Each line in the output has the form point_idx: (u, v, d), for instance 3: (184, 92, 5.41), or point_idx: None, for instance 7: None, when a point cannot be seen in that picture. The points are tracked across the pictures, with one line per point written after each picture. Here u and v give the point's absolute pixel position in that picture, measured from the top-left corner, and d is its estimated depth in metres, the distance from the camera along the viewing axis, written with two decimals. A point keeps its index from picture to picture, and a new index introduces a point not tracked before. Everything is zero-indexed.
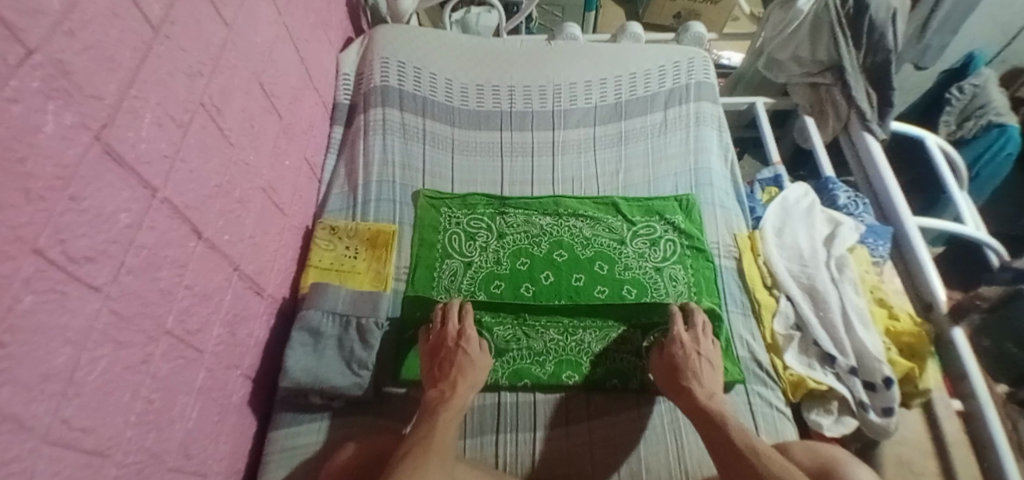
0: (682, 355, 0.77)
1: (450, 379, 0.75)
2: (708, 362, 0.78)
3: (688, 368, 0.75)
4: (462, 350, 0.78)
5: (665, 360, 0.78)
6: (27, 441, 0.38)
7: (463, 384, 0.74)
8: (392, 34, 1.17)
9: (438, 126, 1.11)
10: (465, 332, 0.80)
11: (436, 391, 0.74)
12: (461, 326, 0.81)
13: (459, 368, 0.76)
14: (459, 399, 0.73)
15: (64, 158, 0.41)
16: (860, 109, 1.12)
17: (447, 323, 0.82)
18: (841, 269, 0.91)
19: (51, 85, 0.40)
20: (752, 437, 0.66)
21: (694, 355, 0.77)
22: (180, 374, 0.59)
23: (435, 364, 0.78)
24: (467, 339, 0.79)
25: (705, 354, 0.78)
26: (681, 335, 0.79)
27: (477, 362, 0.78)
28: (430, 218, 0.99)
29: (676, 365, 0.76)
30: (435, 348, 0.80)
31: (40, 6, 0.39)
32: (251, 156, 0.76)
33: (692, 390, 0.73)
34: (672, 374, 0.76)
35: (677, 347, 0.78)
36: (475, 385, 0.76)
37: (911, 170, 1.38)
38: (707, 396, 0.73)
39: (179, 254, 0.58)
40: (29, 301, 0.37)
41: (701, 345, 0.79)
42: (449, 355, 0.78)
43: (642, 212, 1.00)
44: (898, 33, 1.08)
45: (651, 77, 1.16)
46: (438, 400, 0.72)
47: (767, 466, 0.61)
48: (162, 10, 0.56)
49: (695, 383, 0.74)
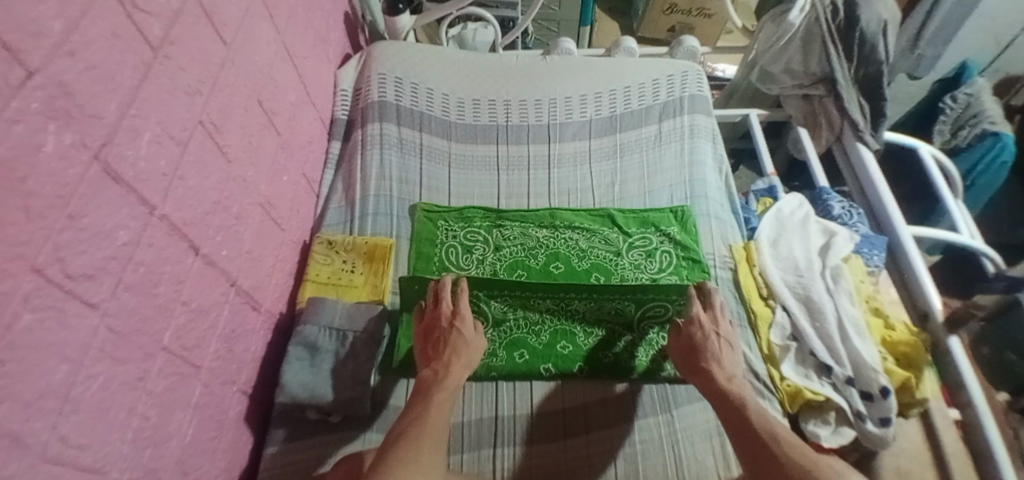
0: (702, 336, 0.77)
1: (444, 359, 0.75)
2: (727, 343, 0.78)
3: (707, 350, 0.76)
4: (460, 332, 0.77)
5: (683, 341, 0.78)
6: (23, 459, 0.38)
7: (456, 364, 0.74)
8: (390, 50, 1.19)
9: (435, 141, 1.13)
10: (459, 312, 0.79)
11: (429, 370, 0.74)
12: (455, 307, 0.80)
13: (453, 348, 0.76)
14: (453, 380, 0.72)
15: (64, 177, 0.42)
16: (853, 120, 1.14)
17: (440, 304, 0.80)
18: (835, 279, 0.91)
19: (51, 105, 0.41)
20: (770, 420, 0.67)
21: (713, 337, 0.77)
22: (177, 389, 0.59)
23: (429, 345, 0.78)
24: (462, 321, 0.78)
25: (724, 334, 0.78)
26: (700, 317, 0.79)
27: (470, 342, 0.77)
28: (427, 232, 0.99)
29: (696, 346, 0.76)
30: (429, 328, 0.79)
31: (42, 29, 0.40)
32: (249, 172, 0.78)
33: (711, 372, 0.74)
34: (690, 355, 0.76)
35: (697, 328, 0.78)
36: (469, 366, 0.76)
37: (905, 181, 1.39)
38: (726, 378, 0.73)
39: (177, 270, 0.59)
40: (27, 318, 0.38)
41: (719, 326, 0.79)
42: (448, 336, 0.77)
43: (637, 223, 1.01)
44: (889, 45, 1.10)
45: (646, 90, 1.17)
46: (432, 380, 0.72)
47: (786, 450, 0.62)
48: (162, 31, 0.57)
49: (715, 364, 0.74)
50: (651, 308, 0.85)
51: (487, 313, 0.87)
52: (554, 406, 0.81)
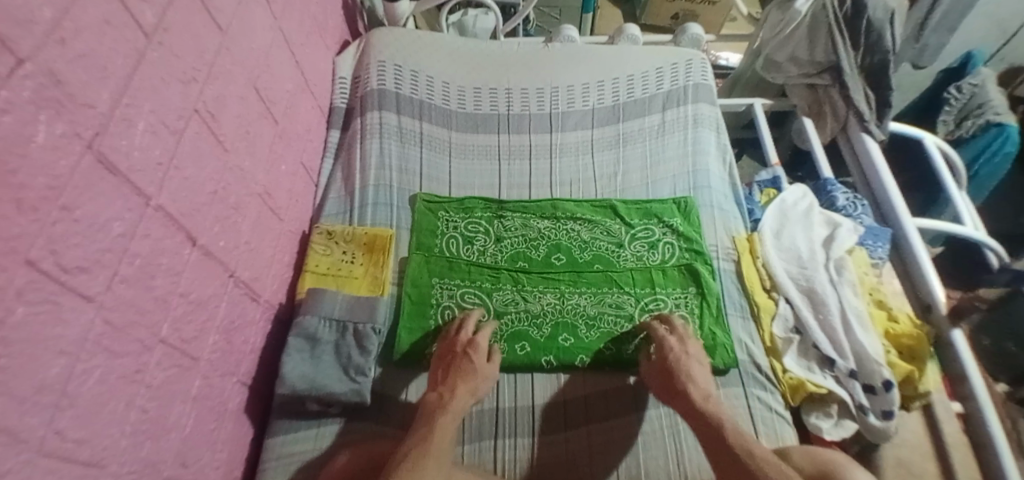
0: (675, 357, 0.76)
1: (450, 382, 0.74)
2: (698, 361, 0.77)
3: (680, 369, 0.74)
4: (471, 360, 0.76)
5: (657, 366, 0.77)
6: (20, 455, 0.37)
7: (462, 389, 0.73)
8: (389, 38, 1.17)
9: (436, 130, 1.11)
10: (475, 340, 0.79)
11: (435, 394, 0.73)
12: (471, 336, 0.80)
13: (462, 374, 0.75)
14: (457, 403, 0.71)
15: (56, 168, 0.41)
16: (859, 110, 1.12)
17: (461, 330, 0.82)
18: (840, 271, 0.91)
19: (42, 95, 0.40)
20: (748, 438, 0.64)
21: (683, 357, 0.76)
22: (176, 382, 0.59)
23: (440, 368, 0.77)
24: (477, 349, 0.78)
25: (694, 353, 0.78)
26: (669, 339, 0.79)
27: (481, 372, 0.76)
28: (428, 223, 0.98)
29: (670, 368, 0.75)
30: (443, 353, 0.79)
31: (31, 16, 0.38)
32: (247, 162, 0.76)
33: (688, 391, 0.72)
34: (667, 378, 0.75)
35: (669, 351, 0.77)
36: (475, 394, 0.74)
37: (909, 170, 1.38)
38: (703, 397, 0.71)
39: (174, 262, 0.58)
40: (22, 312, 0.37)
41: (688, 345, 0.78)
42: (458, 362, 0.77)
43: (640, 215, 0.99)
44: (896, 34, 1.08)
45: (649, 78, 1.16)
46: (437, 403, 0.70)
47: (765, 468, 0.60)
48: (156, 17, 0.56)
49: (690, 383, 0.73)
50: (650, 302, 0.89)
51: (489, 305, 0.88)
52: (554, 399, 0.81)
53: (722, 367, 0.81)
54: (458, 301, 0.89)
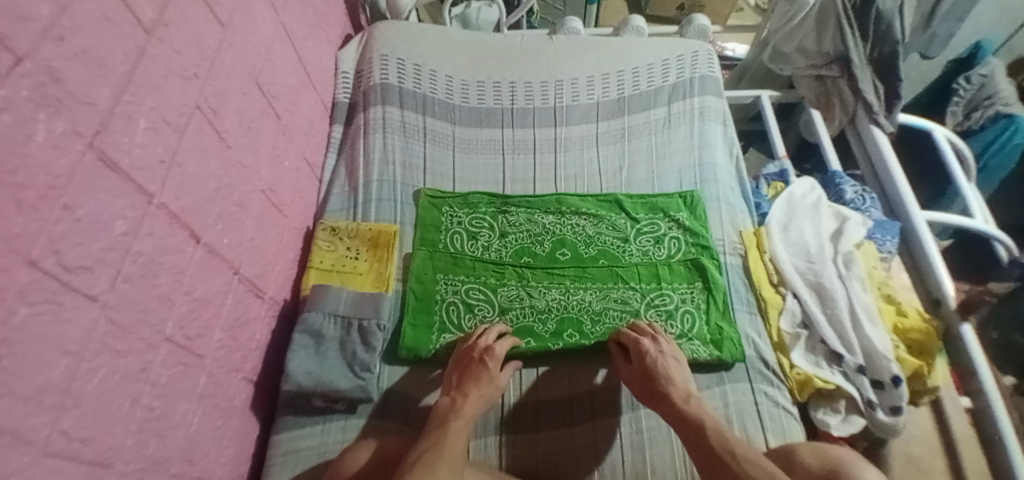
0: (652, 360, 0.74)
1: (463, 387, 0.72)
2: (673, 359, 0.76)
3: (659, 371, 0.73)
4: (487, 367, 0.75)
5: (635, 370, 0.75)
6: (24, 455, 0.37)
7: (475, 395, 0.71)
8: (392, 31, 1.16)
9: (439, 125, 1.10)
10: (492, 348, 0.77)
11: (447, 398, 0.71)
12: (490, 342, 0.79)
13: (477, 380, 0.73)
14: (470, 407, 0.69)
15: (56, 167, 0.40)
16: (868, 102, 1.10)
17: (481, 336, 0.80)
18: (848, 265, 0.89)
19: (41, 93, 0.39)
20: (728, 436, 0.63)
21: (658, 357, 0.74)
22: (182, 379, 0.59)
23: (456, 371, 0.76)
24: (493, 357, 0.76)
25: (669, 353, 0.76)
26: (644, 341, 0.77)
27: (495, 379, 0.74)
28: (431, 218, 0.98)
29: (648, 372, 0.73)
30: (460, 355, 0.78)
31: (28, 12, 0.38)
32: (249, 158, 0.76)
33: (669, 393, 0.70)
34: (647, 381, 0.73)
35: (645, 353, 0.75)
36: (488, 401, 0.72)
37: (918, 163, 1.36)
38: (684, 398, 0.69)
39: (178, 260, 0.57)
40: (24, 313, 0.37)
41: (661, 344, 0.77)
42: (474, 368, 0.75)
43: (645, 209, 0.99)
44: (906, 23, 1.06)
45: (655, 70, 1.14)
46: (450, 407, 0.69)
47: (744, 467, 0.58)
48: (155, 12, 0.55)
49: (669, 385, 0.71)
50: (656, 297, 0.88)
51: (493, 301, 0.88)
52: (559, 395, 0.80)
53: (727, 360, 0.81)
54: (463, 297, 0.89)
